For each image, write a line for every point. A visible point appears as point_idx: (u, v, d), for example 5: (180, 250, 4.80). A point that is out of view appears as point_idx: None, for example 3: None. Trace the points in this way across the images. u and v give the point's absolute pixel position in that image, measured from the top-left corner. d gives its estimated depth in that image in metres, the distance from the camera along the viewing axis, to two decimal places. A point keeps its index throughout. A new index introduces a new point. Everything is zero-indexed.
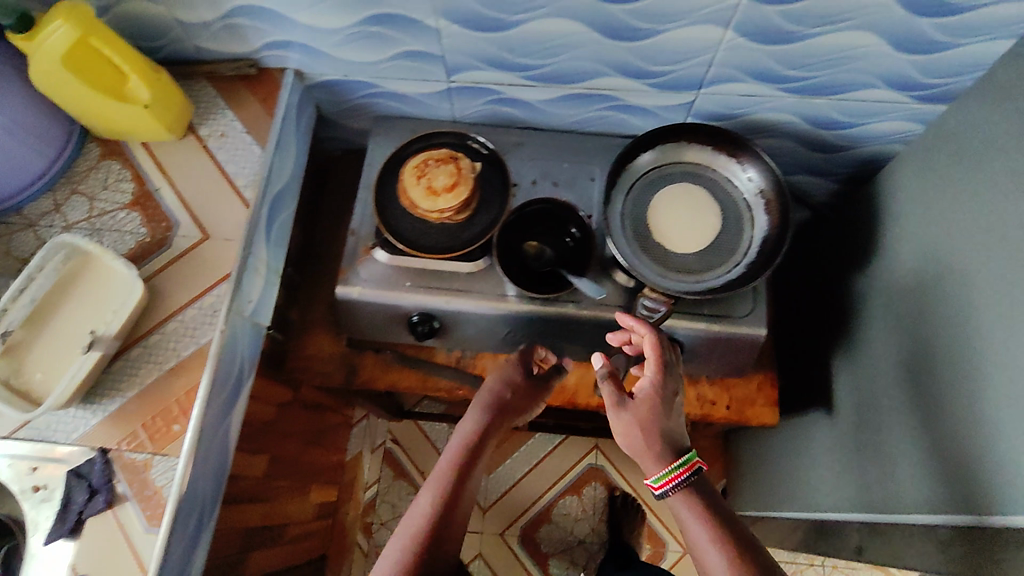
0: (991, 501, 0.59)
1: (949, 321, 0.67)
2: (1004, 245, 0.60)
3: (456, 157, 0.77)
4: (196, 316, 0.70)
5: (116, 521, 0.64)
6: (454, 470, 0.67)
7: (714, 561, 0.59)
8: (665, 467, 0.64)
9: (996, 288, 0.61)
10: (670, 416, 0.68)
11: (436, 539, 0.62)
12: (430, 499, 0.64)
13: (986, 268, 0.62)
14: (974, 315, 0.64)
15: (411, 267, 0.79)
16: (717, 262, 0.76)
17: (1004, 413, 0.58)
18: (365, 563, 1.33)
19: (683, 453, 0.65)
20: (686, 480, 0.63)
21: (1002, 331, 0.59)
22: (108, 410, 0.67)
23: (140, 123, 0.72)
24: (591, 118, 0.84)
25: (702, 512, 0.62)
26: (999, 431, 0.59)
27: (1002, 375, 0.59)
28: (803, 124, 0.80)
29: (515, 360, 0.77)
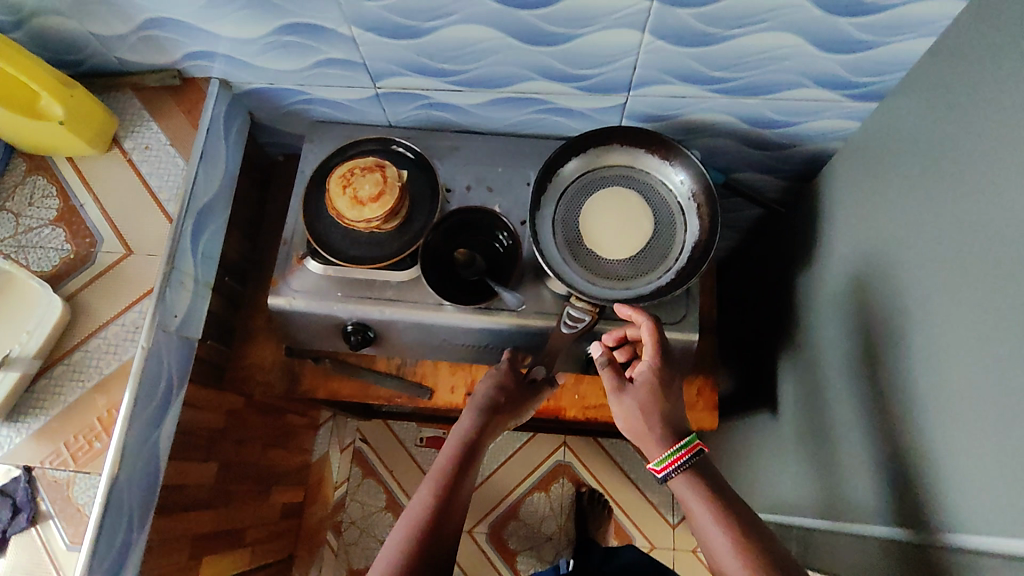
0: (922, 516, 0.58)
1: (881, 329, 0.66)
2: (928, 252, 0.59)
3: (382, 165, 0.75)
4: (118, 333, 0.71)
5: (38, 538, 0.65)
6: (449, 474, 0.66)
7: (719, 543, 0.59)
8: (667, 449, 0.64)
9: (921, 296, 0.59)
10: (671, 399, 0.68)
11: (437, 530, 0.62)
12: (426, 504, 0.63)
13: (912, 275, 0.61)
14: (903, 323, 0.62)
15: (344, 278, 0.78)
16: (648, 268, 0.74)
17: (931, 426, 0.57)
18: (336, 561, 1.34)
19: (684, 436, 0.65)
20: (690, 462, 0.63)
21: (928, 341, 0.58)
22: (32, 429, 0.67)
23: (60, 139, 0.72)
24: (525, 121, 0.82)
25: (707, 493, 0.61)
26: (926, 444, 0.58)
27: (928, 387, 0.58)
28: (740, 123, 0.79)
29: (503, 366, 0.76)
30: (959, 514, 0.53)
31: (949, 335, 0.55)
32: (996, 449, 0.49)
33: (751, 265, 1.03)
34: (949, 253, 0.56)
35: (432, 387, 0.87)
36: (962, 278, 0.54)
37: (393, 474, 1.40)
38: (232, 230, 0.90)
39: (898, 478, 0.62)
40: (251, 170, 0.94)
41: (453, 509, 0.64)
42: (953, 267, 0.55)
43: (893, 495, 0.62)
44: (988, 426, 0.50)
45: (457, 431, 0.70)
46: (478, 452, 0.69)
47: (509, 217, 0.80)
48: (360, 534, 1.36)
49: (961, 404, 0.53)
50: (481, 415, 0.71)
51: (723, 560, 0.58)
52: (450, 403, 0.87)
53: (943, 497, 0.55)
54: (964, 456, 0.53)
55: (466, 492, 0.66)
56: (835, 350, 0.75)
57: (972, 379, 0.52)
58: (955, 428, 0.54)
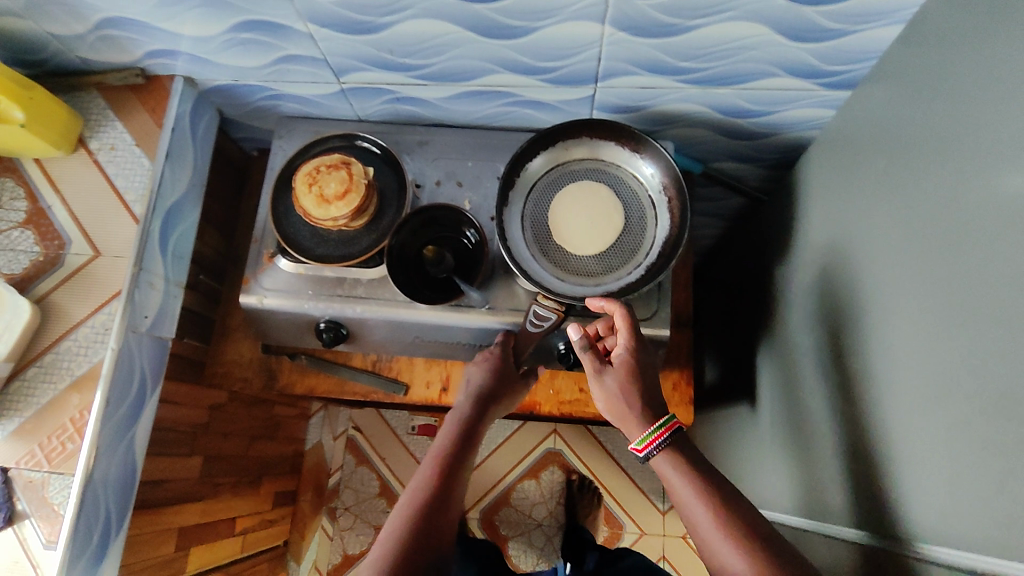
0: (886, 519, 0.57)
1: (851, 327, 0.65)
2: (896, 250, 0.57)
3: (348, 163, 0.74)
4: (88, 335, 0.71)
5: (16, 537, 0.66)
6: (443, 462, 0.68)
7: (700, 514, 0.59)
8: (646, 429, 0.65)
9: (888, 295, 0.58)
10: (649, 380, 0.69)
11: (439, 500, 0.64)
12: (427, 476, 0.66)
13: (880, 273, 0.60)
14: (870, 322, 0.61)
15: (314, 276, 0.77)
16: (618, 263, 0.72)
17: (895, 428, 0.56)
18: (331, 546, 1.37)
19: (662, 416, 0.67)
20: (666, 439, 0.64)
21: (893, 341, 0.57)
22: (7, 430, 0.69)
23: (23, 140, 0.72)
24: (495, 113, 0.81)
25: (683, 468, 0.62)
26: (891, 446, 0.57)
27: (893, 389, 0.57)
28: (713, 113, 0.77)
29: (495, 351, 0.75)
30: (921, 519, 0.52)
31: (914, 336, 0.54)
32: (956, 456, 0.48)
33: (735, 254, 1.02)
34: (916, 251, 0.54)
35: (408, 383, 0.88)
36: (927, 278, 0.53)
37: (386, 462, 1.41)
38: (208, 228, 0.90)
39: (866, 479, 0.61)
40: (227, 166, 0.94)
41: (449, 493, 0.65)
42: (919, 266, 0.54)
43: (862, 496, 0.62)
44: (949, 431, 0.49)
45: (449, 423, 0.73)
46: (471, 443, 0.72)
47: (479, 212, 0.79)
48: (354, 521, 1.38)
49: (924, 408, 0.52)
50: (472, 404, 0.74)
51: (704, 532, 0.59)
52: (426, 398, 0.88)
53: (906, 501, 0.54)
54: (925, 460, 0.52)
55: (464, 480, 0.68)
56: (807, 345, 0.74)
57: (935, 382, 0.51)
58: (918, 431, 0.53)
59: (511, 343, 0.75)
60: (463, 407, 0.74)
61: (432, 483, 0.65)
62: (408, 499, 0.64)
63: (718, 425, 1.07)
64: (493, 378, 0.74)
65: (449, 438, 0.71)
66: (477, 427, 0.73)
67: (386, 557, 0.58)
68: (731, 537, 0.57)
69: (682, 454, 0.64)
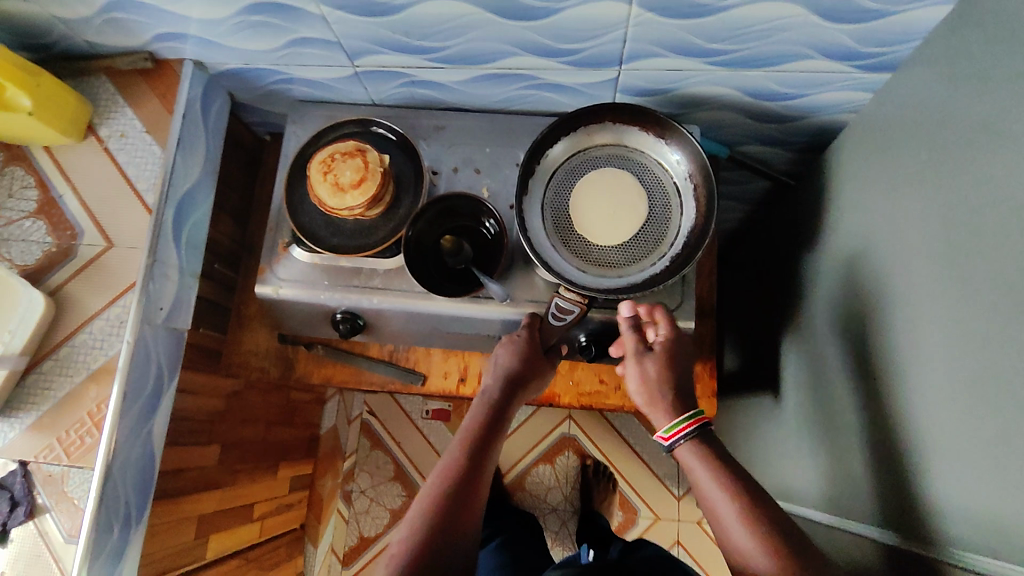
0: (916, 522, 0.56)
1: (880, 322, 0.62)
2: (930, 245, 0.55)
3: (363, 150, 0.71)
4: (104, 327, 0.71)
5: (38, 530, 0.67)
6: (470, 449, 0.65)
7: (725, 511, 0.58)
8: (673, 419, 0.65)
9: (920, 290, 0.56)
10: (679, 375, 0.68)
11: (463, 491, 0.61)
12: (453, 465, 0.63)
13: (913, 268, 0.57)
14: (901, 317, 0.59)
15: (330, 266, 0.75)
16: (642, 254, 0.70)
17: (926, 429, 0.54)
18: (347, 528, 1.38)
19: (688, 410, 0.66)
20: (694, 430, 0.63)
21: (925, 339, 0.55)
22: (25, 423, 0.68)
23: (32, 128, 0.70)
24: (513, 97, 0.78)
25: (711, 463, 0.61)
26: (921, 448, 0.55)
27: (923, 388, 0.55)
28: (742, 96, 0.74)
29: (522, 333, 0.71)
30: (953, 524, 0.51)
31: (948, 335, 0.52)
32: (992, 463, 0.46)
33: (758, 239, 0.99)
34: (954, 247, 0.52)
35: (425, 374, 0.87)
36: (963, 275, 0.50)
37: (401, 446, 1.41)
38: (222, 215, 0.88)
39: (895, 480, 0.59)
40: (239, 150, 0.92)
41: (475, 479, 0.62)
42: (957, 262, 0.51)
43: (890, 497, 0.60)
44: (983, 436, 0.47)
45: (477, 406, 0.70)
46: (500, 426, 0.68)
47: (498, 200, 0.77)
48: (370, 504, 1.39)
49: (957, 411, 0.50)
50: (500, 386, 0.69)
51: (730, 530, 0.57)
52: (444, 388, 0.87)
53: (939, 505, 0.53)
54: (959, 465, 0.50)
55: (491, 465, 0.65)
56: (833, 338, 0.72)
57: (970, 385, 0.49)
58: (950, 434, 0.51)
59: (536, 325, 0.71)
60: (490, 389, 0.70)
61: (458, 468, 0.63)
62: (433, 484, 0.62)
63: (737, 414, 1.06)
64: (521, 360, 0.70)
65: (477, 421, 0.68)
66: (505, 410, 0.69)
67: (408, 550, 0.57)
68: (755, 533, 0.55)
69: (711, 449, 0.62)
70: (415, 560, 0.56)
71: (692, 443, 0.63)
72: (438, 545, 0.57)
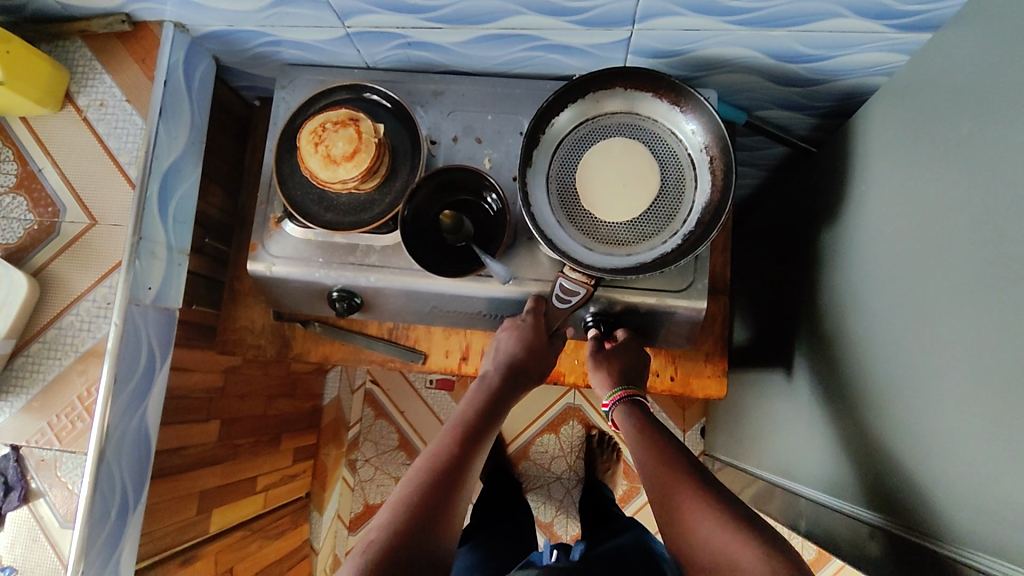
0: (915, 514, 0.53)
1: (890, 304, 0.59)
2: (955, 225, 0.51)
3: (356, 119, 0.66)
4: (90, 309, 0.69)
5: (33, 515, 0.67)
6: (463, 435, 0.63)
7: (701, 518, 0.55)
8: (613, 386, 0.69)
9: (938, 273, 0.52)
10: (625, 353, 0.72)
11: (451, 475, 0.59)
12: (445, 448, 0.61)
13: (932, 249, 0.53)
14: (913, 299, 0.55)
15: (325, 242, 0.72)
16: (653, 231, 0.66)
17: (933, 420, 0.52)
18: (352, 496, 1.37)
19: (626, 380, 0.70)
20: (626, 399, 0.68)
21: (939, 325, 0.51)
22: (15, 408, 0.68)
23: (6, 98, 0.67)
24: (517, 59, 0.73)
25: (675, 468, 0.60)
26: (926, 439, 0.52)
27: (933, 377, 0.52)
28: (764, 58, 0.68)
29: (526, 319, 0.69)
30: (952, 521, 0.49)
31: (965, 323, 0.48)
32: (1003, 464, 0.44)
33: (772, 209, 0.94)
34: (980, 230, 0.48)
35: (426, 352, 0.85)
36: (987, 262, 0.47)
37: (404, 415, 1.40)
38: (211, 186, 0.84)
39: (894, 469, 0.57)
40: (227, 117, 0.87)
41: (465, 462, 0.60)
42: (982, 249, 0.47)
43: (885, 484, 0.58)
44: (996, 435, 0.45)
45: (475, 393, 0.68)
46: (496, 414, 0.66)
47: (500, 172, 0.72)
48: (375, 471, 1.38)
49: (969, 406, 0.47)
50: (499, 374, 0.68)
51: (706, 540, 0.54)
52: (445, 366, 0.86)
53: (941, 499, 0.50)
54: (964, 464, 0.48)
55: (483, 453, 0.63)
56: (844, 319, 0.68)
57: (986, 380, 0.46)
58: (958, 427, 0.48)
59: (542, 309, 0.68)
60: (491, 376, 0.68)
61: (449, 452, 0.60)
62: (421, 465, 0.60)
63: (742, 388, 1.03)
64: (522, 347, 0.68)
65: (473, 409, 0.66)
66: (502, 399, 0.67)
67: (391, 527, 0.54)
68: (723, 525, 0.54)
69: (673, 452, 0.61)
70: (397, 538, 0.53)
71: (646, 444, 0.63)
72: (422, 524, 0.55)
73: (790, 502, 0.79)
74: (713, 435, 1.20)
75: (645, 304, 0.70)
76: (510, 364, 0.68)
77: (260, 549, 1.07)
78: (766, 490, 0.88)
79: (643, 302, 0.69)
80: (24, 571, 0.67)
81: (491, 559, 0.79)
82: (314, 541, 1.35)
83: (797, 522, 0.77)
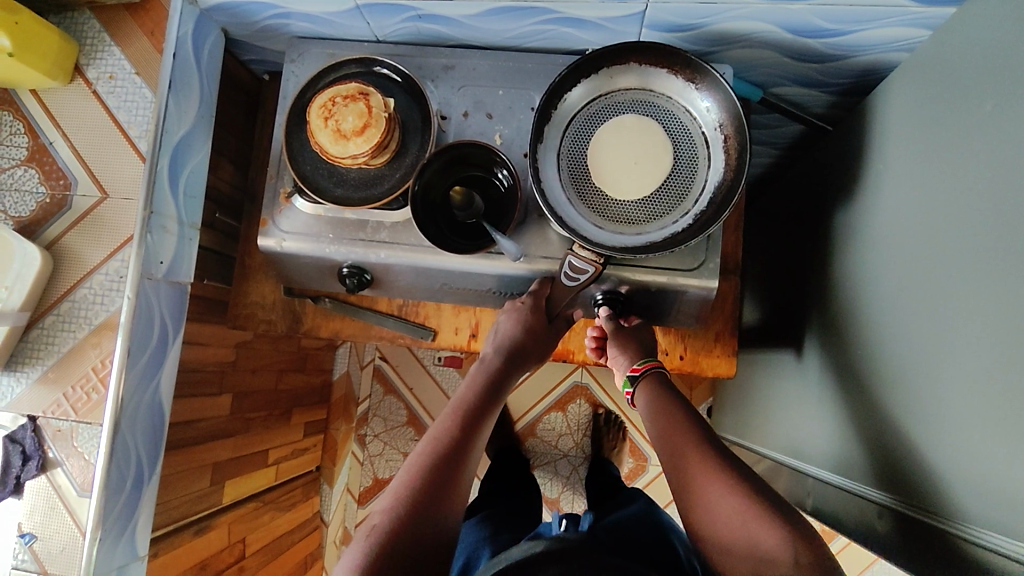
0: (924, 496, 0.53)
1: (903, 285, 0.58)
2: (975, 205, 0.50)
3: (366, 93, 0.65)
4: (103, 283, 0.73)
5: (50, 483, 0.72)
6: (466, 415, 0.63)
7: (716, 494, 0.55)
8: (641, 357, 0.70)
9: (954, 255, 0.52)
10: (638, 332, 0.73)
11: (455, 454, 0.59)
12: (448, 428, 0.62)
13: (949, 230, 0.53)
14: (927, 281, 0.55)
15: (336, 218, 0.72)
16: (663, 210, 0.65)
17: (945, 403, 0.51)
18: (361, 470, 1.39)
19: (647, 355, 0.71)
20: (652, 371, 0.69)
21: (954, 308, 0.51)
22: (32, 378, 0.72)
23: (16, 70, 0.69)
24: (529, 33, 0.71)
25: (695, 448, 0.59)
26: (937, 421, 0.52)
27: (946, 360, 0.51)
28: (782, 33, 0.66)
29: (526, 301, 0.70)
30: (962, 502, 0.49)
31: (981, 306, 0.48)
32: (1016, 447, 0.43)
33: (785, 188, 0.93)
34: (998, 209, 0.47)
35: (435, 329, 0.86)
36: (1005, 244, 0.46)
37: (413, 392, 1.41)
38: (221, 160, 0.84)
39: (904, 450, 0.57)
40: (237, 91, 0.86)
41: (469, 442, 0.61)
42: (1000, 229, 0.47)
43: (894, 465, 0.58)
44: (1008, 416, 0.44)
45: (473, 376, 0.68)
46: (496, 396, 0.67)
47: (510, 148, 0.72)
48: (384, 447, 1.40)
49: (980, 387, 0.47)
50: (500, 357, 0.69)
51: (730, 523, 0.54)
52: (455, 344, 0.86)
53: (952, 480, 0.50)
54: (975, 445, 0.48)
55: (484, 434, 0.63)
56: (856, 300, 0.68)
57: (999, 364, 0.46)
58: (971, 409, 0.48)
59: (546, 292, 0.70)
60: (488, 360, 0.69)
61: (448, 435, 0.61)
62: (424, 447, 0.60)
63: (751, 368, 1.03)
64: (522, 330, 0.69)
65: (472, 391, 0.66)
66: (502, 381, 0.68)
67: (397, 506, 0.55)
68: (741, 502, 0.54)
69: (698, 432, 0.61)
70: (404, 517, 0.54)
71: (658, 425, 0.63)
72: (426, 508, 0.55)
73: (797, 481, 0.79)
74: (721, 415, 1.20)
75: (656, 283, 0.69)
76: (511, 347, 0.69)
77: (272, 520, 1.09)
78: (773, 469, 0.88)
79: (654, 281, 0.69)
80: (45, 537, 0.72)
81: (501, 531, 0.80)
82: (324, 513, 1.37)
83: (804, 500, 0.77)
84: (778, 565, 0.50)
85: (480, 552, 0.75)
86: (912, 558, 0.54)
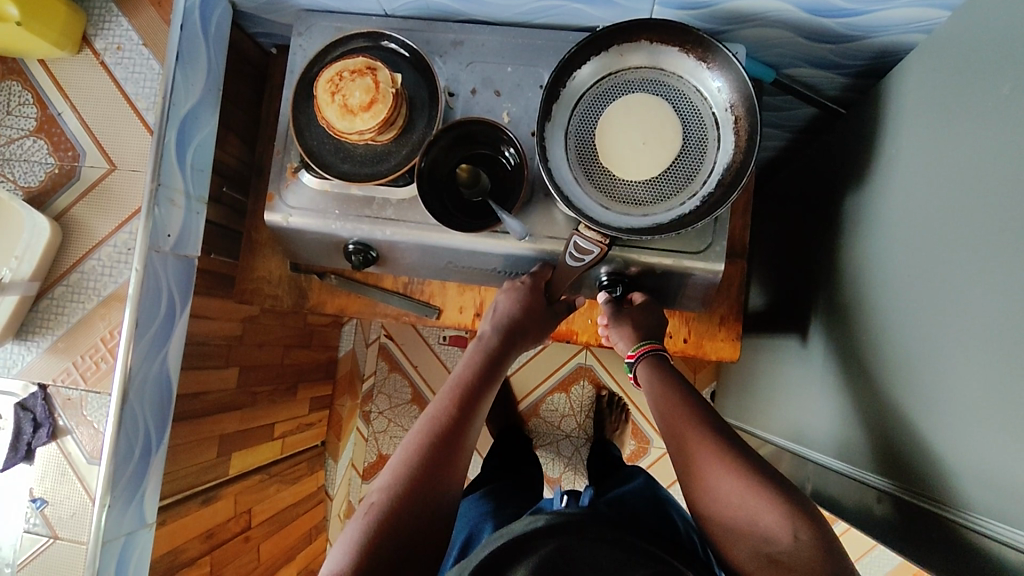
0: (924, 483, 0.54)
1: (910, 272, 0.58)
2: (987, 192, 0.49)
3: (374, 68, 0.64)
4: (111, 254, 0.74)
5: (60, 449, 0.74)
6: (465, 393, 0.63)
7: (715, 475, 0.56)
8: (636, 341, 0.70)
9: (964, 244, 0.51)
10: (640, 314, 0.72)
11: (453, 431, 0.60)
12: (447, 406, 0.62)
13: (960, 218, 0.52)
14: (935, 269, 0.54)
15: (342, 194, 0.71)
16: (671, 192, 0.65)
17: (949, 390, 0.51)
18: (366, 446, 1.41)
19: (647, 335, 0.71)
20: (649, 354, 0.69)
21: (963, 296, 0.51)
22: (41, 346, 0.74)
23: (20, 37, 0.68)
24: (538, 8, 0.70)
25: (694, 429, 0.59)
26: (940, 409, 0.52)
27: (950, 346, 0.51)
28: (797, 11, 0.65)
29: (526, 281, 0.71)
30: (960, 487, 0.49)
31: (989, 294, 0.48)
32: (1019, 438, 0.43)
33: (793, 172, 0.92)
34: (1008, 196, 0.47)
35: (440, 307, 0.86)
36: (1016, 232, 0.45)
37: (418, 370, 1.42)
38: (228, 135, 0.84)
39: (904, 437, 0.57)
40: (245, 65, 0.86)
41: (467, 420, 0.61)
42: (1009, 216, 0.46)
43: (894, 450, 0.59)
44: (1010, 403, 0.44)
45: (471, 354, 0.68)
46: (495, 374, 0.67)
47: (518, 126, 0.71)
48: (388, 424, 1.41)
49: (983, 374, 0.47)
50: (499, 337, 0.69)
51: (729, 499, 0.54)
52: (459, 322, 0.87)
53: (952, 467, 0.51)
54: (976, 432, 0.48)
55: (483, 411, 0.64)
56: (863, 284, 0.67)
57: (1003, 353, 0.46)
58: (975, 397, 0.48)
59: (546, 275, 0.70)
60: (487, 338, 0.69)
61: (447, 414, 0.61)
62: (424, 426, 0.60)
63: (754, 351, 1.03)
64: (521, 309, 0.70)
65: (471, 370, 0.66)
66: (500, 360, 0.68)
67: (398, 483, 0.55)
68: (740, 481, 0.54)
69: (700, 412, 0.61)
70: (405, 495, 0.54)
71: (661, 406, 0.64)
72: (425, 486, 0.55)
73: (797, 465, 0.79)
74: (724, 398, 1.21)
75: (661, 266, 0.69)
76: (510, 327, 0.69)
77: (277, 493, 1.10)
78: (774, 453, 0.89)
79: (659, 263, 0.69)
80: (56, 502, 0.74)
81: (503, 506, 0.81)
82: (330, 487, 1.39)
83: (804, 484, 0.78)
84: (777, 543, 0.51)
85: (481, 527, 0.76)
86: (910, 541, 0.55)
